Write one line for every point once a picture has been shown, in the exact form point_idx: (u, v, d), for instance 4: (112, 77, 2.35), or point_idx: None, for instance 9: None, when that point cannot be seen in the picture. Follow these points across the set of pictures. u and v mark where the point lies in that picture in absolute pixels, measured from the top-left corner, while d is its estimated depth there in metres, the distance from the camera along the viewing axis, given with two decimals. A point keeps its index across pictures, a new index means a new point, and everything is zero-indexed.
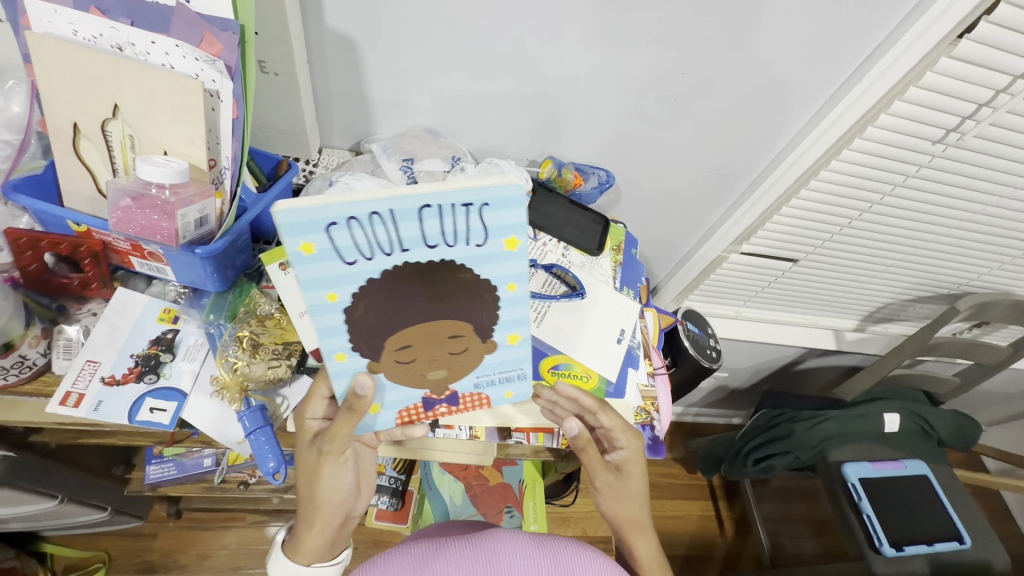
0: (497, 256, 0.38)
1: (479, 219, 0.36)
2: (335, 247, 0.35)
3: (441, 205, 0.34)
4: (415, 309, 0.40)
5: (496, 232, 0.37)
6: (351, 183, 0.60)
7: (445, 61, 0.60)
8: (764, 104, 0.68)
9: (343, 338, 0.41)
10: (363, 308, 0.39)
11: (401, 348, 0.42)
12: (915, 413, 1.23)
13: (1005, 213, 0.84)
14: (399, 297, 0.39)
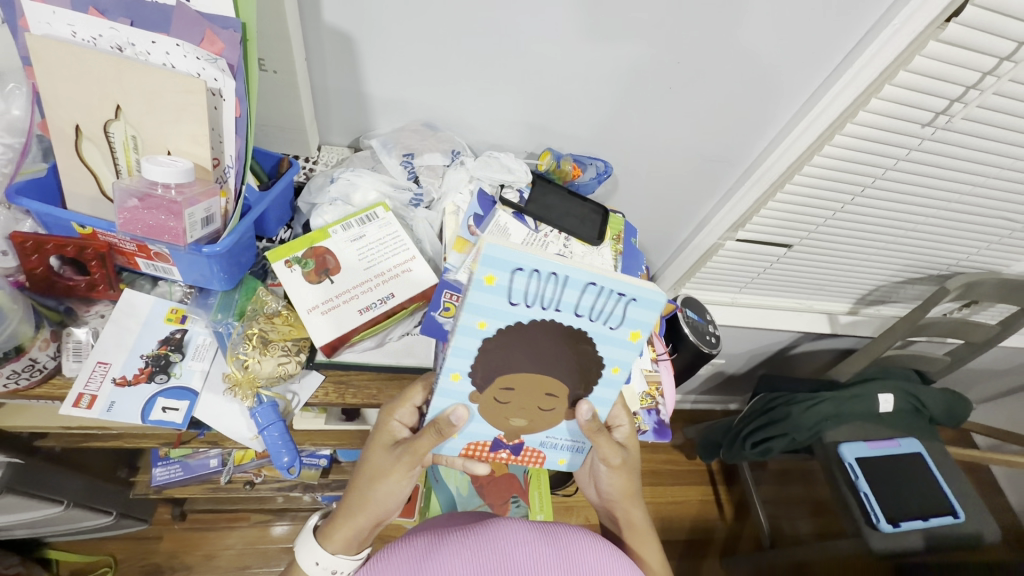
0: (621, 341, 0.42)
1: (623, 308, 0.40)
2: (508, 287, 0.38)
3: (606, 287, 0.39)
4: (549, 361, 0.43)
5: (629, 322, 0.42)
6: (353, 179, 0.60)
7: (443, 55, 0.60)
8: (757, 92, 0.69)
9: (467, 360, 0.43)
10: (500, 343, 0.41)
11: (506, 387, 0.45)
12: (907, 392, 1.26)
13: (993, 194, 0.86)
14: (543, 348, 0.42)
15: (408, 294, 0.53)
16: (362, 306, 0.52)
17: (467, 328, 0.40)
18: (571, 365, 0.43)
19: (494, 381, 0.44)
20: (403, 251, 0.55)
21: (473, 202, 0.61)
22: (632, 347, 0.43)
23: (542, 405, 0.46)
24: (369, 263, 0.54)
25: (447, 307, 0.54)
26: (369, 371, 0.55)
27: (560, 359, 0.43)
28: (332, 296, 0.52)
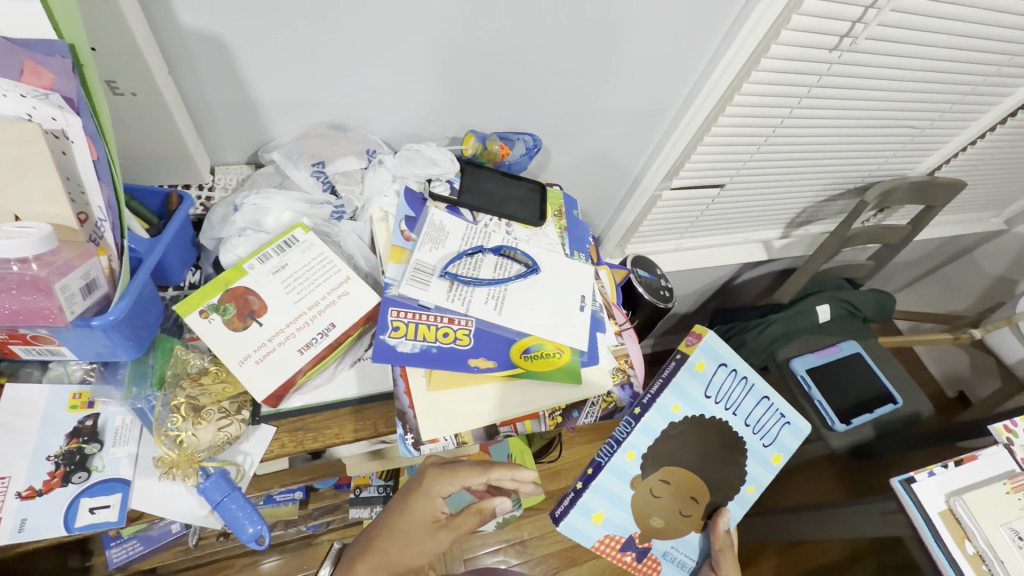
0: (769, 459, 0.66)
1: (778, 428, 0.65)
2: (710, 376, 0.61)
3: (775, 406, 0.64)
4: (712, 457, 0.63)
5: (776, 445, 0.66)
6: (260, 202, 0.53)
7: (334, 46, 0.53)
8: (673, 38, 0.66)
9: (645, 438, 0.59)
10: (681, 426, 0.60)
11: (661, 482, 0.61)
12: (841, 299, 1.36)
13: (896, 105, 0.91)
14: (709, 447, 0.62)
15: (351, 320, 0.48)
16: (301, 344, 0.47)
17: (664, 408, 0.59)
18: (724, 470, 0.64)
19: (658, 475, 0.61)
20: (335, 274, 0.50)
21: (402, 204, 0.56)
22: (772, 464, 0.66)
23: (679, 511, 0.63)
24: (299, 294, 0.49)
25: (396, 327, 0.48)
26: (323, 410, 0.50)
27: (721, 461, 0.64)
28: (264, 341, 0.46)
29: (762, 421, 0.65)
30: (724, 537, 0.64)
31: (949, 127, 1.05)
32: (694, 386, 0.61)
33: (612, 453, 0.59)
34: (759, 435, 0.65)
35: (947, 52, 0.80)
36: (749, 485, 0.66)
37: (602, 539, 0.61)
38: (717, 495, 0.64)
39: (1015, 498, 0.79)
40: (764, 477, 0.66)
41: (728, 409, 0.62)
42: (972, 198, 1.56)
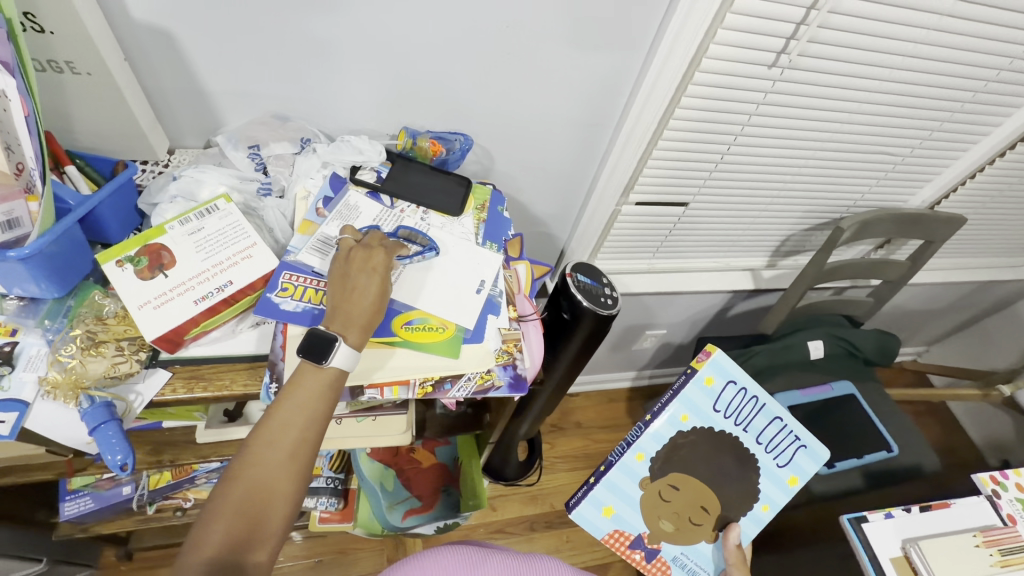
0: (786, 479, 0.73)
1: (796, 450, 0.72)
2: (718, 389, 0.72)
3: (791, 426, 0.72)
4: (723, 474, 0.73)
5: (793, 467, 0.73)
6: (196, 175, 0.60)
7: (272, 45, 0.60)
8: (602, 49, 0.70)
9: (650, 444, 0.73)
10: (691, 435, 0.73)
11: (671, 485, 0.73)
12: (838, 336, 1.29)
13: (866, 127, 0.89)
14: (723, 463, 0.73)
15: (248, 279, 0.53)
16: (198, 296, 0.51)
17: (674, 417, 0.72)
18: (737, 489, 0.73)
19: (666, 478, 0.73)
20: (244, 239, 0.55)
21: (324, 186, 0.62)
22: (788, 484, 0.73)
23: (690, 517, 0.74)
24: (207, 253, 0.54)
25: (284, 287, 0.52)
26: (217, 362, 0.53)
27: (731, 480, 0.73)
28: (165, 290, 0.51)
29: (775, 441, 0.73)
30: (737, 553, 0.72)
31: (936, 157, 1.01)
32: (703, 401, 0.72)
33: (623, 452, 0.73)
34: (768, 455, 0.73)
35: (907, 74, 0.79)
36: (765, 505, 0.73)
37: (613, 533, 0.74)
38: (729, 512, 0.74)
39: (986, 553, 0.71)
40: (780, 498, 0.73)
41: (741, 427, 0.73)
42: (997, 242, 1.45)
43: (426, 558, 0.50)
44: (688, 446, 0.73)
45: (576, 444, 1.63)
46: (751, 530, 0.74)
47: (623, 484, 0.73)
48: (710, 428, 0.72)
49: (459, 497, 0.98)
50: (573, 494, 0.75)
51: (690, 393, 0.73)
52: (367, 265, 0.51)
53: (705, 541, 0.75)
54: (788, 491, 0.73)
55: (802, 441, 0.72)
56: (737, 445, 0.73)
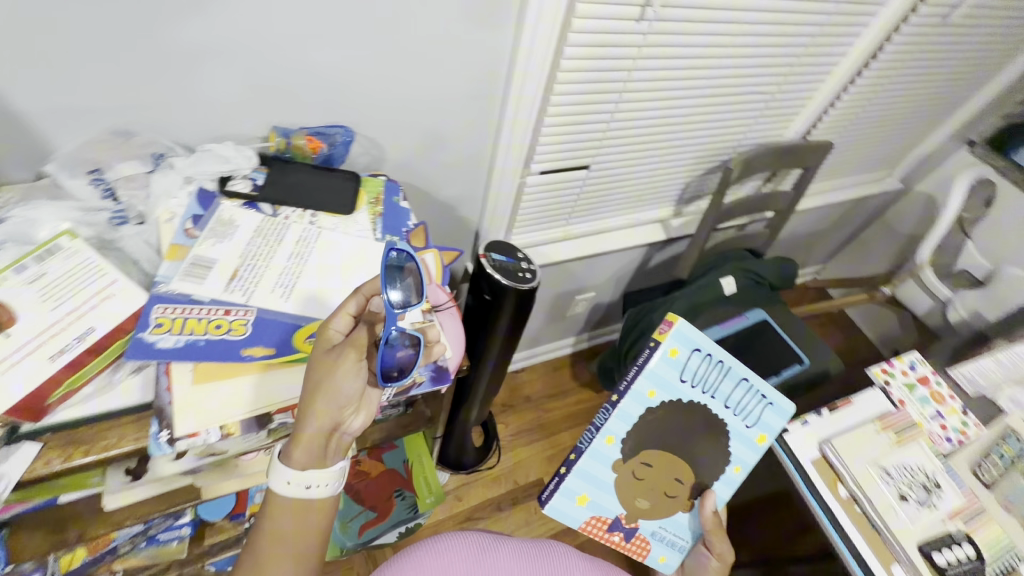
0: (755, 438, 0.72)
1: (763, 408, 0.72)
2: (682, 359, 0.68)
3: (755, 386, 0.70)
4: (695, 445, 0.72)
5: (760, 425, 0.72)
6: (28, 213, 0.52)
7: (88, 52, 0.52)
8: (471, 19, 0.67)
9: (617, 429, 0.69)
10: (659, 411, 0.69)
11: (643, 464, 0.71)
12: (745, 269, 1.39)
13: (734, 71, 0.95)
14: (693, 434, 0.71)
15: (114, 321, 0.47)
16: (54, 351, 0.44)
17: (638, 394, 0.68)
18: (709, 457, 0.72)
19: (637, 458, 0.71)
20: (101, 277, 0.49)
21: (191, 203, 0.57)
22: (756, 441, 0.72)
23: (666, 492, 0.73)
24: (56, 301, 0.47)
25: (159, 323, 0.47)
26: (95, 420, 0.47)
27: (707, 445, 0.71)
28: (10, 352, 0.43)
29: (743, 403, 0.71)
30: (713, 518, 0.73)
31: (800, 91, 1.10)
32: (671, 374, 0.68)
33: (591, 439, 0.70)
34: (737, 417, 0.71)
35: (761, 15, 0.85)
36: (735, 466, 0.73)
37: (590, 520, 0.73)
38: (703, 479, 0.73)
39: (885, 436, 0.81)
40: (750, 458, 0.73)
41: (710, 395, 0.69)
42: (863, 162, 1.62)
43: (440, 544, 0.61)
44: (655, 423, 0.70)
45: (528, 418, 1.66)
46: (723, 493, 0.75)
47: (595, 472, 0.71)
48: (678, 401, 0.69)
49: (416, 497, 0.96)
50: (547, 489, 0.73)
51: (655, 367, 0.68)
52: (319, 358, 0.47)
53: (681, 512, 0.75)
54: (757, 449, 0.73)
55: (768, 400, 0.71)
56: (706, 413, 0.70)
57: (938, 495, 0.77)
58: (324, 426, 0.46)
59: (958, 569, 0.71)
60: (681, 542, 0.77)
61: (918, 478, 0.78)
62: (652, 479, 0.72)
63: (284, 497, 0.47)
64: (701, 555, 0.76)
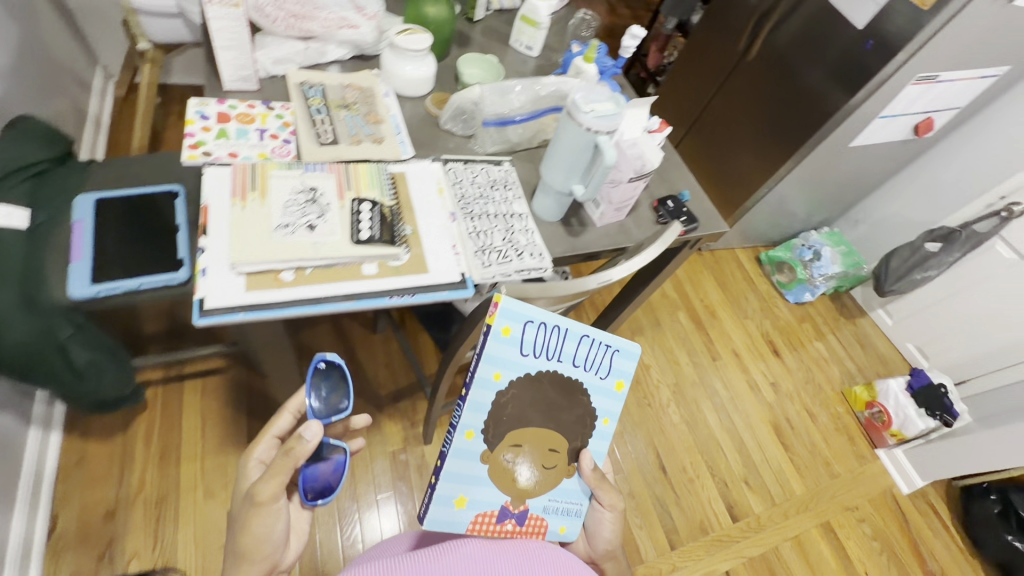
0: (611, 388, 0.92)
1: (610, 357, 0.91)
2: (515, 335, 0.82)
3: (596, 337, 0.87)
4: (561, 409, 0.88)
5: (615, 372, 0.92)
6: None
7: None
8: None
9: (477, 422, 0.83)
10: (511, 391, 0.84)
11: (512, 447, 0.85)
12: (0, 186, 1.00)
13: None
14: (552, 400, 0.87)
15: None
16: None
17: (484, 378, 0.82)
18: (575, 418, 0.89)
19: (508, 445, 0.85)
20: None
21: None
22: (613, 390, 0.92)
23: (541, 466, 0.87)
24: None
25: None
26: None
27: (565, 407, 0.88)
28: None
29: (588, 357, 0.88)
30: (594, 476, 0.90)
31: None
32: (510, 350, 0.83)
33: (453, 439, 0.82)
34: (594, 369, 0.89)
35: None
36: (606, 414, 0.92)
37: (477, 518, 0.84)
38: (577, 444, 0.90)
39: (252, 201, 0.76)
40: (612, 408, 0.93)
41: (552, 355, 0.86)
42: None
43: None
44: (511, 398, 0.84)
45: (146, 515, 1.29)
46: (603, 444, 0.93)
47: (463, 465, 0.83)
48: (524, 372, 0.84)
49: None
50: (421, 504, 0.83)
51: (494, 348, 0.82)
52: (246, 505, 0.71)
53: (567, 480, 0.90)
54: (615, 396, 0.93)
55: (613, 350, 0.90)
56: (557, 377, 0.87)
57: (322, 196, 0.80)
58: (250, 540, 0.72)
59: (378, 223, 0.80)
60: (573, 507, 0.91)
61: (302, 202, 0.78)
62: (534, 469, 0.86)
63: None
64: (595, 512, 0.93)
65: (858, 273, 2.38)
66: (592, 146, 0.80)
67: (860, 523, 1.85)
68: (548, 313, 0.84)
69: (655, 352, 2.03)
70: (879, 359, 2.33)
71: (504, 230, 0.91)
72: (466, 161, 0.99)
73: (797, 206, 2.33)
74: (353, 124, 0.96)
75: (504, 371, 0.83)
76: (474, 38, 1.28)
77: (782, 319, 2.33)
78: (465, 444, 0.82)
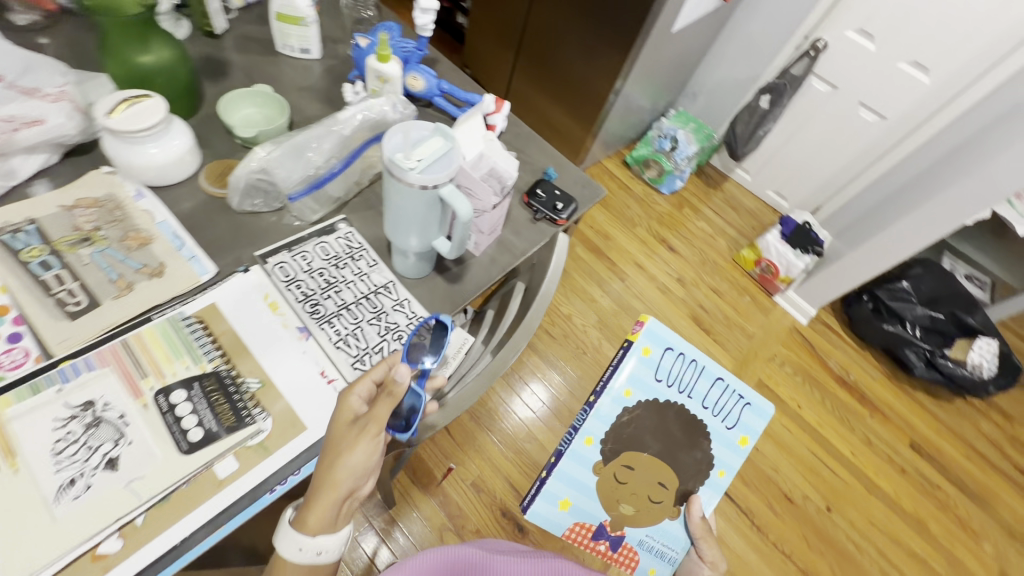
0: (735, 443, 1.08)
1: (740, 411, 1.08)
2: (658, 363, 1.04)
3: (727, 383, 1.08)
4: (682, 443, 1.06)
5: (740, 427, 1.08)
6: None
7: None
8: None
9: (601, 431, 1.04)
10: (638, 411, 1.05)
11: (625, 467, 1.05)
12: None
13: None
14: (673, 433, 1.06)
15: None
16: None
17: (620, 399, 1.03)
18: (692, 463, 1.07)
19: (621, 462, 1.05)
20: None
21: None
22: (737, 447, 1.08)
23: (647, 497, 1.07)
24: None
25: None
26: None
27: (685, 448, 1.06)
28: None
29: (718, 403, 1.08)
30: (699, 525, 1.06)
31: None
32: (647, 373, 1.04)
33: (574, 448, 1.04)
34: (715, 413, 1.08)
35: None
36: (723, 467, 1.08)
37: (574, 524, 1.08)
38: (685, 489, 1.07)
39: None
40: (731, 462, 1.08)
41: (680, 391, 1.05)
42: None
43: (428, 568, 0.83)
44: (631, 424, 1.05)
45: None
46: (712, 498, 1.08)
47: (576, 468, 1.05)
48: (655, 398, 1.05)
49: None
50: (534, 498, 1.06)
51: (636, 372, 1.03)
52: (339, 431, 0.60)
53: (666, 520, 1.08)
54: (738, 449, 1.08)
55: (744, 403, 1.09)
56: (683, 408, 1.06)
57: (106, 408, 0.58)
58: (338, 486, 0.58)
59: (209, 407, 0.60)
60: (668, 551, 1.09)
61: (82, 432, 0.56)
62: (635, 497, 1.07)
63: (296, 560, 0.59)
64: (693, 563, 1.08)
65: (712, 143, 2.49)
66: (435, 203, 0.64)
67: (782, 367, 2.09)
68: (685, 346, 1.05)
69: (569, 298, 2.01)
70: (750, 215, 2.52)
71: (377, 317, 0.74)
72: (292, 244, 0.77)
73: (642, 102, 2.33)
74: (108, 263, 0.68)
75: (637, 394, 1.04)
76: (230, 60, 0.98)
77: (664, 213, 2.41)
78: (593, 452, 1.05)
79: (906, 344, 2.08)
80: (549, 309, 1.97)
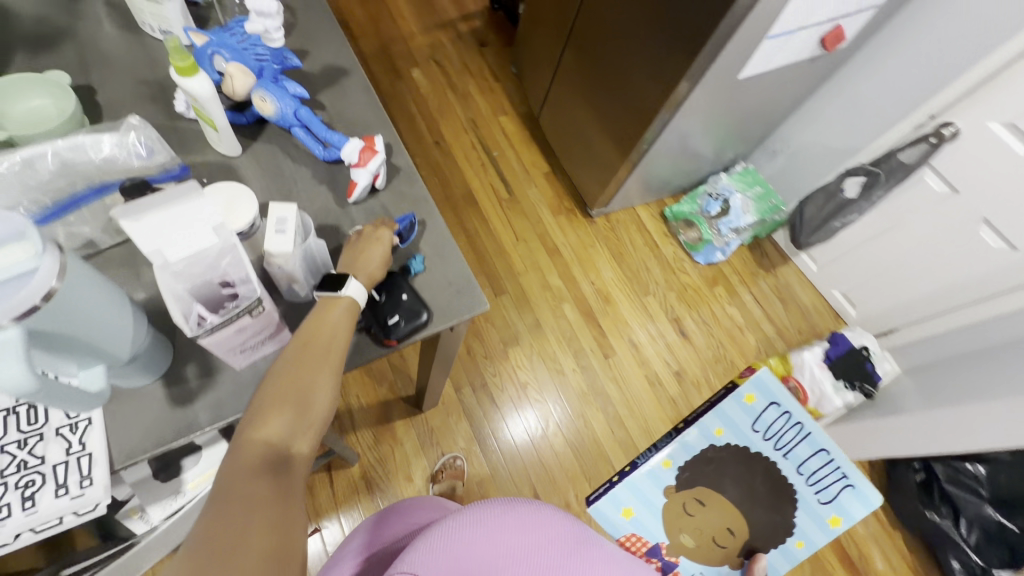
0: (837, 531, 1.02)
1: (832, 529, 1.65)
2: (756, 406, 1.07)
3: (839, 462, 1.02)
4: (764, 504, 1.04)
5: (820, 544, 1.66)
6: None
7: None
8: None
9: (673, 454, 1.08)
10: (718, 456, 1.07)
11: (695, 501, 1.07)
12: None
13: None
14: (761, 489, 1.04)
15: None
16: None
17: (704, 431, 1.07)
18: (768, 526, 1.03)
19: (693, 492, 1.07)
20: None
21: None
22: (831, 526, 1.02)
23: (711, 539, 1.05)
24: None
25: None
26: None
27: (775, 505, 1.04)
28: None
29: (819, 477, 1.03)
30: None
31: None
32: (742, 418, 1.07)
33: (647, 459, 1.09)
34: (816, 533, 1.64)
35: None
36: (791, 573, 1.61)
37: (629, 537, 1.08)
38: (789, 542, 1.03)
39: None
40: (817, 538, 1.03)
41: (784, 447, 1.04)
42: None
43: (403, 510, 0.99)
44: (716, 462, 1.07)
45: None
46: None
47: (647, 485, 1.09)
48: (744, 445, 1.06)
49: None
50: (599, 493, 1.11)
51: (727, 412, 1.07)
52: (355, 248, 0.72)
53: (726, 568, 1.05)
54: (830, 529, 1.02)
55: (852, 485, 1.02)
56: (784, 467, 1.04)
57: None
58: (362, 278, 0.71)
59: None
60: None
61: None
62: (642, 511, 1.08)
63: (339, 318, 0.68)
64: None
65: (776, 217, 2.03)
66: None
67: None
68: (792, 406, 1.05)
69: (534, 364, 1.71)
70: (802, 313, 2.04)
71: (28, 440, 0.70)
72: None
73: (699, 151, 1.89)
74: None
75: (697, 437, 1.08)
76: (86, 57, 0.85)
77: (689, 286, 2.00)
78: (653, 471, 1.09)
79: (952, 546, 1.58)
80: (506, 368, 1.68)
